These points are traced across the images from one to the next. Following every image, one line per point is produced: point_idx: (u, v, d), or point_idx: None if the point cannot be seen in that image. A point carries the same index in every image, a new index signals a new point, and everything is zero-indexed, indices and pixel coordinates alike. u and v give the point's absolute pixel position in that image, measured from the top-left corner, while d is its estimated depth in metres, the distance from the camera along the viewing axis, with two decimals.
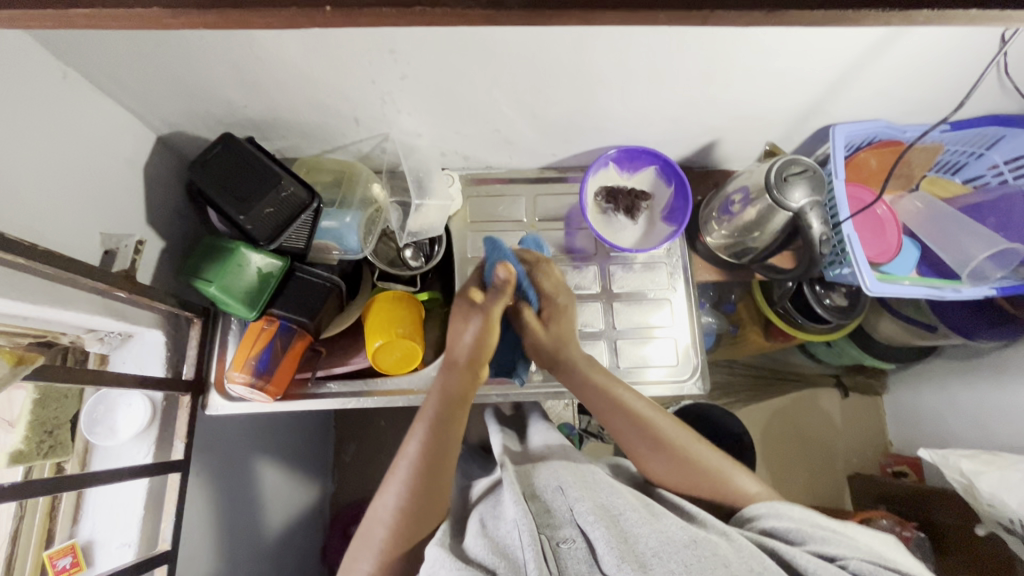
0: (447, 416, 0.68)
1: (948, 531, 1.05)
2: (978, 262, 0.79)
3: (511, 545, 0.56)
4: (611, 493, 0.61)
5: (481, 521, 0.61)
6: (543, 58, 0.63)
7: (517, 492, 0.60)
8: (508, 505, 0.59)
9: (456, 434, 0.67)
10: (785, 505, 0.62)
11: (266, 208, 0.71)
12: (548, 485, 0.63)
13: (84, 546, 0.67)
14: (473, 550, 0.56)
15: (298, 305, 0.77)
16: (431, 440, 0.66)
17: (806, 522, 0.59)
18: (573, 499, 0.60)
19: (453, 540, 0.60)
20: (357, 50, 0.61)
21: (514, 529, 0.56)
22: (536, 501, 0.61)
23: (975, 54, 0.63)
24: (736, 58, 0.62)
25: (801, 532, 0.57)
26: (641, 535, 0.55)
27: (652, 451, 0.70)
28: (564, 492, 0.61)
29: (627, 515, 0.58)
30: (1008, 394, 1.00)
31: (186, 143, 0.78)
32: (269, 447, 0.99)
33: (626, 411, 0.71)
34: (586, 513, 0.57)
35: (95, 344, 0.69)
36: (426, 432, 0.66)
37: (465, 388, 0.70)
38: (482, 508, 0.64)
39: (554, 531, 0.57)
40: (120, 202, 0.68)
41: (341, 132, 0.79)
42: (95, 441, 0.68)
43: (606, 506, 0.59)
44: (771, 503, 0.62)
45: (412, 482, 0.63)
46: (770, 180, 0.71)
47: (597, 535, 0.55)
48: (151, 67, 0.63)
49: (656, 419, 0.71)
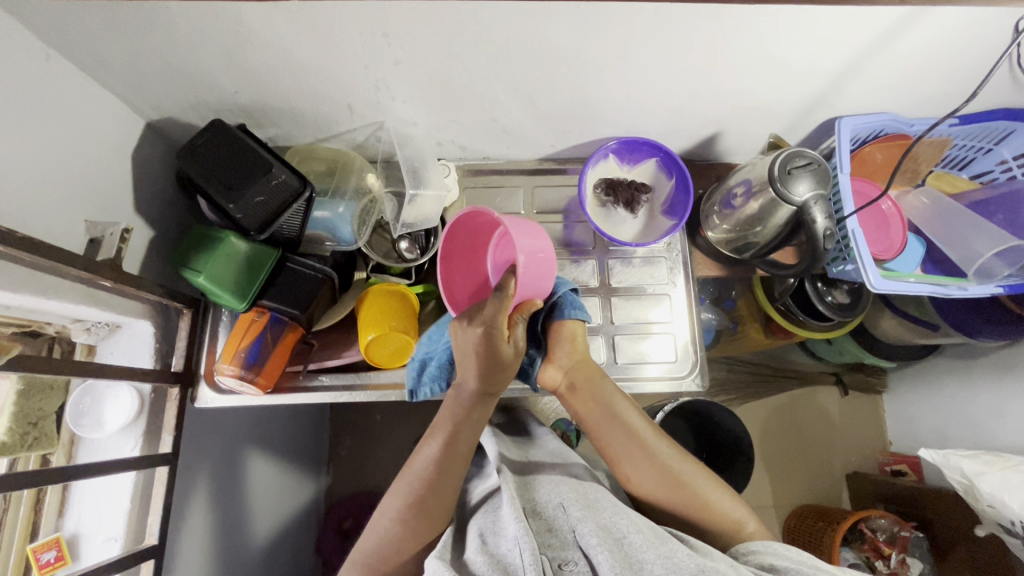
0: (455, 446, 0.65)
1: (946, 531, 1.04)
2: (985, 259, 0.76)
3: (513, 563, 0.54)
4: (615, 512, 0.60)
5: (482, 536, 0.59)
6: (543, 44, 0.61)
7: (518, 508, 0.59)
8: (509, 521, 0.57)
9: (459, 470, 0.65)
10: (783, 546, 0.60)
11: (256, 196, 0.69)
12: (549, 501, 0.63)
13: (69, 540, 0.66)
14: (472, 565, 0.54)
15: (289, 296, 0.75)
16: (445, 457, 0.64)
17: (805, 565, 0.56)
18: (576, 519, 0.59)
19: (453, 554, 0.58)
20: (349, 33, 0.59)
21: (515, 547, 0.54)
22: (537, 519, 0.60)
23: (987, 43, 0.62)
24: (742, 43, 0.61)
25: (802, 572, 0.55)
26: (646, 561, 0.54)
27: (643, 470, 0.68)
28: (566, 510, 0.61)
29: (632, 539, 0.56)
30: (1011, 394, 0.99)
31: (175, 130, 0.76)
32: (262, 441, 0.97)
33: (625, 429, 0.70)
34: (588, 536, 0.56)
35: (82, 335, 0.66)
36: (439, 449, 0.65)
37: (480, 413, 0.67)
38: (480, 521, 0.62)
39: (556, 553, 0.56)
40: (106, 189, 0.66)
41: (335, 120, 0.77)
42: (81, 433, 0.67)
43: (609, 528, 0.58)
44: (767, 543, 0.60)
45: (411, 505, 0.62)
46: (775, 173, 0.69)
47: (601, 560, 0.53)
48: (137, 50, 0.61)
49: (659, 447, 0.69)
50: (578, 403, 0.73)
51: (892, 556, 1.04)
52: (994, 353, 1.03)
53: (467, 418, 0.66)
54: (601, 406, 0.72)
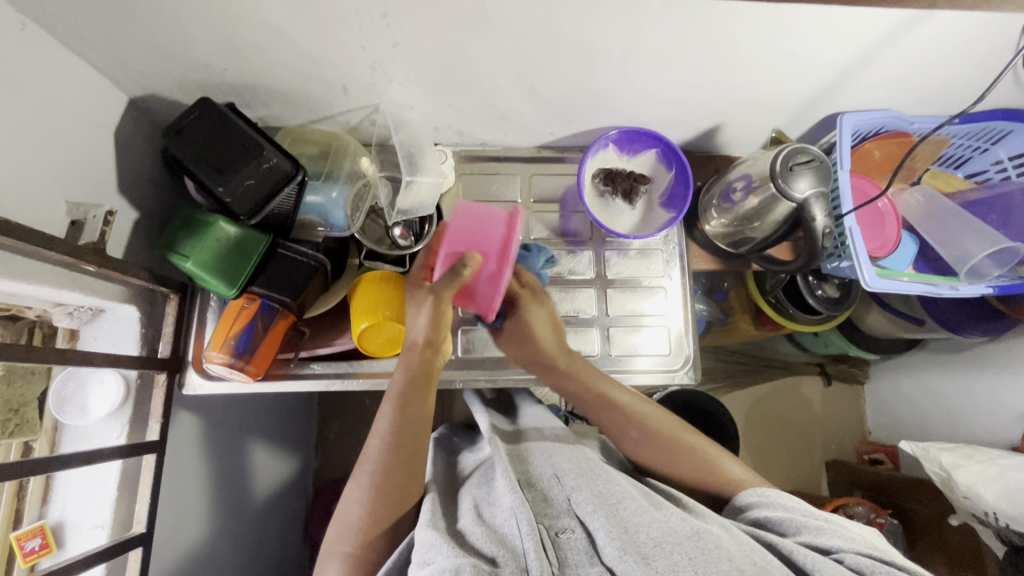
0: (413, 393, 0.66)
1: (920, 519, 1.08)
2: (977, 259, 0.78)
3: (510, 535, 0.53)
4: (608, 481, 0.60)
5: (477, 509, 0.58)
6: (549, 28, 0.59)
7: (513, 480, 0.58)
8: (505, 492, 0.57)
9: (425, 417, 0.66)
10: (778, 494, 0.60)
11: (246, 180, 0.66)
12: (544, 473, 0.62)
13: (55, 528, 0.64)
14: (469, 535, 0.54)
15: (281, 284, 0.72)
16: (402, 421, 0.64)
17: (798, 511, 0.57)
18: (570, 488, 0.58)
19: (447, 522, 0.57)
20: (347, 11, 0.57)
21: (512, 518, 0.54)
22: (533, 490, 0.60)
23: (994, 43, 0.61)
24: (751, 34, 0.59)
25: (796, 521, 0.55)
26: (641, 523, 0.53)
27: (641, 443, 0.69)
28: (561, 480, 0.60)
29: (627, 504, 0.56)
30: (992, 386, 1.01)
31: (160, 108, 0.73)
32: (248, 425, 0.96)
33: (625, 410, 0.71)
34: (584, 504, 0.56)
35: (65, 319, 0.65)
36: (396, 410, 0.65)
37: (427, 368, 0.69)
38: (475, 493, 0.62)
39: (552, 521, 0.55)
40: (89, 169, 0.64)
41: (328, 101, 0.74)
42: (65, 420, 0.65)
43: (604, 494, 0.58)
44: (763, 491, 0.61)
45: (387, 460, 0.62)
46: (777, 169, 0.69)
47: (596, 526, 0.52)
48: (120, 24, 0.58)
49: (659, 418, 0.70)
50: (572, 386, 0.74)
51: None
52: (974, 347, 1.05)
53: (414, 378, 0.68)
54: (596, 398, 0.72)
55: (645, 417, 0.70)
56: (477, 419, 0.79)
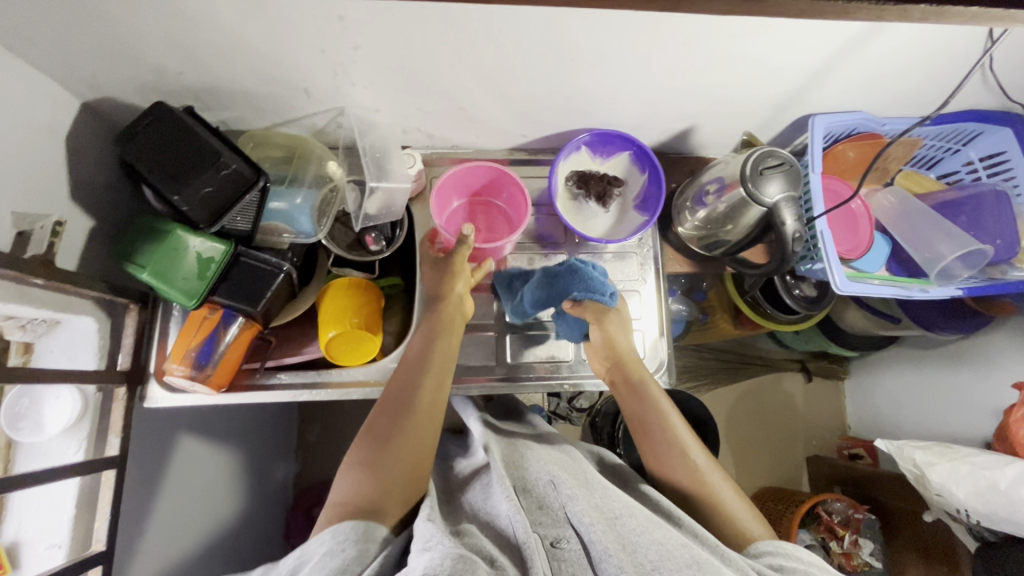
0: (441, 323, 0.72)
1: (898, 514, 1.09)
2: (948, 261, 0.78)
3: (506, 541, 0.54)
4: (606, 495, 0.59)
5: (472, 513, 0.59)
6: (513, 32, 0.58)
7: (509, 487, 0.57)
8: (501, 499, 0.57)
9: (450, 352, 0.71)
10: (794, 547, 0.59)
11: (204, 187, 0.65)
12: (540, 477, 0.61)
13: (8, 548, 0.61)
14: (466, 534, 0.53)
15: (243, 293, 0.70)
16: (423, 363, 0.69)
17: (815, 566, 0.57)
18: (567, 497, 0.57)
19: (443, 519, 0.57)
20: (303, 14, 0.55)
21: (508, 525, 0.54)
22: (528, 496, 0.59)
23: (961, 47, 0.61)
24: (717, 37, 0.58)
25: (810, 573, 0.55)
26: (641, 544, 0.52)
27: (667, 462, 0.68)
28: (557, 487, 0.59)
29: (626, 521, 0.55)
30: (965, 383, 1.02)
31: (116, 110, 0.70)
32: (222, 433, 0.94)
33: (664, 426, 0.70)
34: (581, 515, 0.54)
35: (17, 333, 0.61)
36: (424, 338, 0.71)
37: (454, 311, 0.74)
38: (472, 496, 0.63)
39: (548, 531, 0.55)
40: (38, 177, 0.61)
41: (291, 104, 0.72)
42: (19, 437, 0.62)
43: (602, 507, 0.56)
44: (778, 543, 0.59)
45: (416, 374, 0.68)
46: (747, 172, 0.68)
47: (594, 540, 0.52)
48: (64, 26, 0.56)
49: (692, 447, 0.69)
50: (621, 397, 0.74)
51: (846, 537, 1.07)
52: (947, 344, 1.06)
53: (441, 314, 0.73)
54: (646, 407, 0.72)
55: (682, 440, 0.69)
56: (469, 424, 0.78)
